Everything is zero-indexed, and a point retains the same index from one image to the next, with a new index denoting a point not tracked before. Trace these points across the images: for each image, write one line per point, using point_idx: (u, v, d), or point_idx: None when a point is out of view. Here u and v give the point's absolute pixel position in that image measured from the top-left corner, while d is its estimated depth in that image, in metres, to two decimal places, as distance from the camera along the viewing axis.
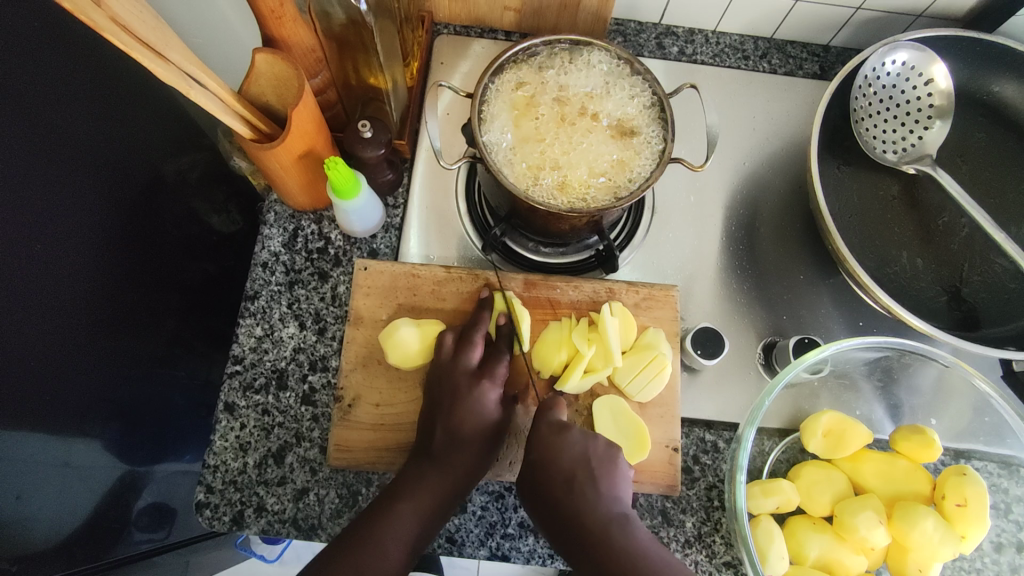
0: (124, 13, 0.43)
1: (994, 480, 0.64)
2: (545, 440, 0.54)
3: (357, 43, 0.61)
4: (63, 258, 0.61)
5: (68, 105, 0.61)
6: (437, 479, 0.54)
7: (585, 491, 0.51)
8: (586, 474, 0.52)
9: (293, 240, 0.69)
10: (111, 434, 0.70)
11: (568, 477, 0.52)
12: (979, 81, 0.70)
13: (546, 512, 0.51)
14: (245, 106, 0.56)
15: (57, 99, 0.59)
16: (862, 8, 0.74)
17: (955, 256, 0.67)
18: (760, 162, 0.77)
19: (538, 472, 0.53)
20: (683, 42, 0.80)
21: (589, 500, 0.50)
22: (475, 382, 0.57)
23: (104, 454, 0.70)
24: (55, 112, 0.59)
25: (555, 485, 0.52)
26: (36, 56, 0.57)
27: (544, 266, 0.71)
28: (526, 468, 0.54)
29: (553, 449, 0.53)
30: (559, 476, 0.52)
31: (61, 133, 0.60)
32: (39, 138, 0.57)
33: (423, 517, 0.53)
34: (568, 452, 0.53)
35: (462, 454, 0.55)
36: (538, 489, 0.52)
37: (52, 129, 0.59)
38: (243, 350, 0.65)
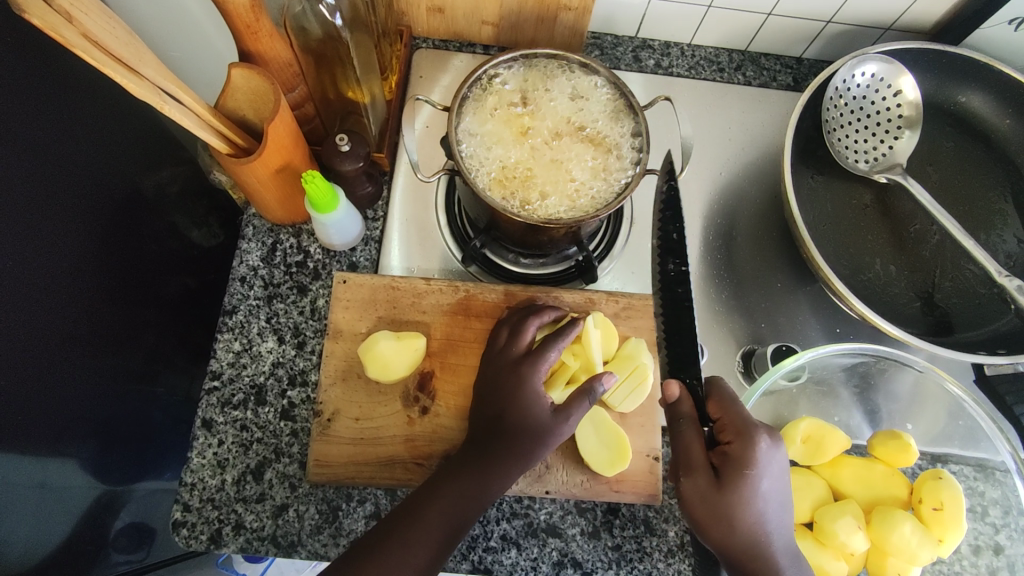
0: (95, 29, 0.43)
1: (971, 484, 0.64)
2: (766, 463, 0.50)
3: (333, 57, 0.62)
4: (35, 275, 0.60)
5: (40, 120, 0.60)
6: (469, 478, 0.54)
7: (778, 531, 0.50)
8: (785, 503, 0.51)
9: (272, 254, 0.69)
10: (88, 453, 0.69)
11: (772, 510, 0.50)
12: (946, 92, 0.72)
13: (730, 531, 0.50)
14: (221, 122, 0.56)
15: (28, 115, 0.59)
16: (832, 21, 0.76)
17: (927, 262, 0.68)
18: (737, 173, 0.78)
19: (747, 493, 0.50)
20: (659, 55, 0.81)
21: (780, 529, 0.51)
22: (521, 368, 0.57)
23: (81, 474, 0.69)
24: (27, 127, 0.58)
25: (757, 519, 0.50)
26: (7, 70, 0.56)
27: (524, 277, 0.71)
28: (726, 472, 0.50)
29: (766, 471, 0.50)
30: (764, 509, 0.50)
31: (34, 149, 0.60)
32: (10, 154, 0.57)
33: (455, 518, 0.52)
34: (777, 478, 0.51)
35: (503, 445, 0.55)
36: (736, 500, 0.49)
37: (24, 145, 0.58)
38: (221, 365, 0.64)
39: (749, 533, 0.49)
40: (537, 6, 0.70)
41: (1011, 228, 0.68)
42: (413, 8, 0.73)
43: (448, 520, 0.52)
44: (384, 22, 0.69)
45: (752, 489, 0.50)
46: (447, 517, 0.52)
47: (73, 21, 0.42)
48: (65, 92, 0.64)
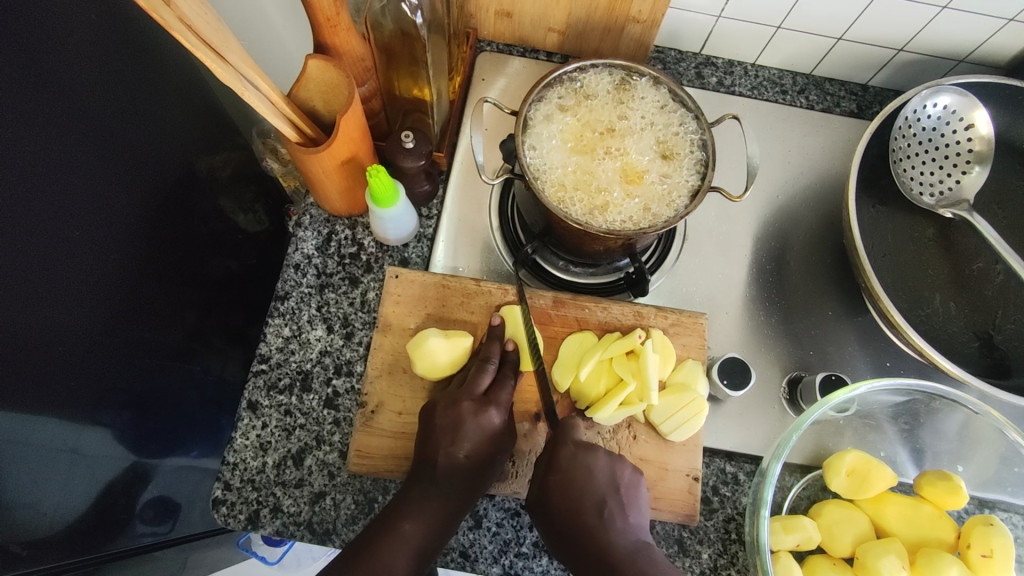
0: (191, 14, 0.45)
1: (1019, 534, 0.63)
2: (570, 466, 0.54)
3: (405, 54, 0.62)
4: (90, 246, 0.61)
5: (107, 97, 0.62)
6: (438, 501, 0.55)
7: (611, 520, 0.53)
8: (616, 502, 0.54)
9: (326, 244, 0.69)
10: (123, 425, 0.70)
11: (591, 509, 0.53)
12: (1020, 129, 0.70)
13: (562, 535, 0.54)
14: (292, 110, 0.56)
15: (95, 90, 0.60)
16: (903, 50, 0.75)
17: (988, 301, 0.66)
18: (793, 197, 0.77)
19: (562, 497, 0.54)
20: (722, 73, 0.80)
21: (614, 528, 0.53)
22: (480, 408, 0.58)
23: (116, 445, 0.70)
24: (94, 101, 0.60)
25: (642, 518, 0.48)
26: (83, 48, 0.58)
27: (573, 285, 0.70)
28: (547, 484, 0.55)
29: (581, 472, 0.54)
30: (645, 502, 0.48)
31: (101, 125, 0.62)
32: (77, 127, 0.58)
33: (438, 527, 0.55)
34: (594, 475, 0.54)
35: (464, 475, 0.56)
36: (555, 505, 0.54)
37: (90, 118, 0.60)
38: (270, 349, 0.65)
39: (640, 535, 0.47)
40: (606, 15, 0.71)
41: None
42: (482, 11, 0.74)
43: (422, 538, 0.54)
44: (455, 23, 0.70)
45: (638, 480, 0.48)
46: (444, 508, 0.55)
47: (172, 6, 0.43)
48: (130, 70, 0.66)
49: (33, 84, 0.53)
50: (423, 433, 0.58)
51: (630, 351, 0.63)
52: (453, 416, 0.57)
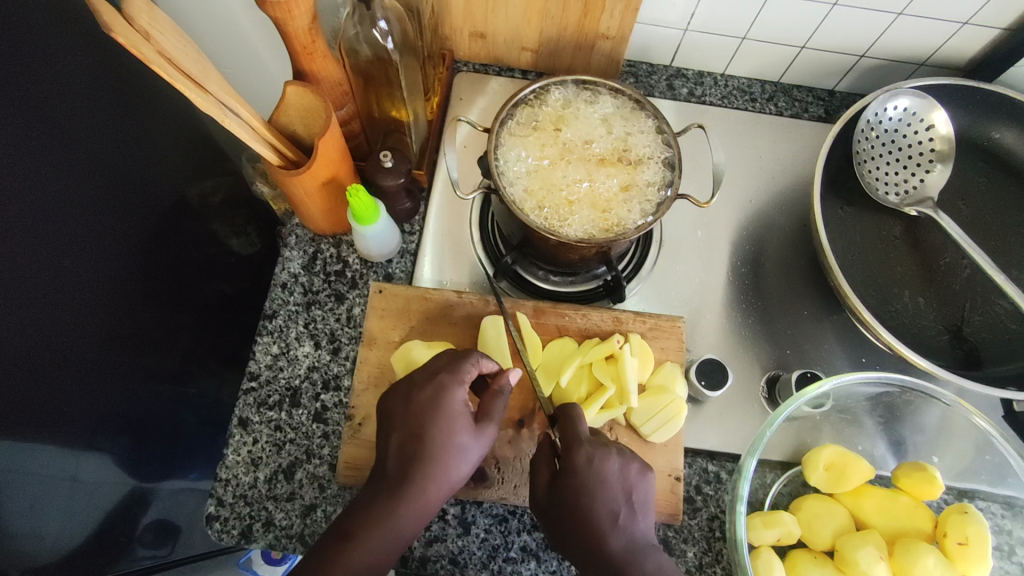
0: (170, 47, 0.47)
1: (998, 521, 0.64)
2: (595, 472, 0.56)
3: (381, 78, 0.65)
4: (84, 274, 0.63)
5: (94, 129, 0.64)
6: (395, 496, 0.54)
7: (623, 526, 0.56)
8: (626, 509, 0.56)
9: (312, 263, 0.71)
10: (122, 448, 0.72)
11: (610, 515, 0.56)
12: (979, 127, 0.72)
13: (575, 542, 0.55)
14: (274, 135, 0.59)
15: (84, 123, 0.63)
16: (865, 56, 0.77)
17: (956, 295, 0.68)
18: (765, 202, 0.79)
19: (582, 505, 0.55)
20: (692, 84, 0.83)
21: (623, 533, 0.55)
22: (439, 396, 0.56)
23: (115, 469, 0.71)
24: (83, 135, 0.62)
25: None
26: (69, 84, 0.61)
27: (554, 294, 0.72)
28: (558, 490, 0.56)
29: (598, 480, 0.56)
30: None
31: (90, 155, 0.64)
32: (66, 159, 0.60)
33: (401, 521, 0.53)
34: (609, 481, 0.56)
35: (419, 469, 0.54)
36: (570, 513, 0.56)
37: (81, 152, 0.62)
38: (259, 367, 0.67)
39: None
40: (576, 33, 0.74)
41: None
42: (456, 33, 0.77)
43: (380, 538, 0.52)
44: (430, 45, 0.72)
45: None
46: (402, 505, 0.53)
47: (152, 40, 0.46)
48: (118, 103, 0.68)
49: (24, 122, 0.55)
50: (382, 431, 0.57)
51: (608, 356, 0.65)
52: (412, 407, 0.56)
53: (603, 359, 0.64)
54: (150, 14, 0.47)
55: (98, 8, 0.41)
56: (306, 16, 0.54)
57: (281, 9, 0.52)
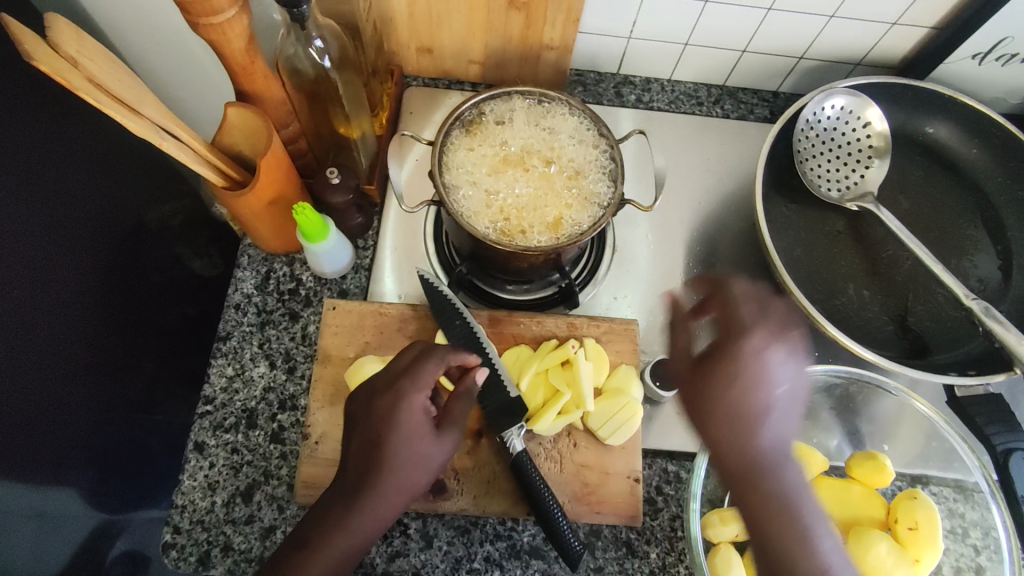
0: (100, 73, 0.47)
1: (950, 506, 0.65)
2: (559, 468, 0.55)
3: (325, 96, 0.66)
4: (37, 306, 0.62)
5: (40, 158, 0.63)
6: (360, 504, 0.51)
7: None
8: None
9: (265, 282, 0.71)
10: (87, 482, 0.69)
11: None
12: (914, 123, 0.75)
13: None
14: (217, 156, 0.58)
15: (27, 153, 0.61)
16: (804, 57, 0.79)
17: (900, 286, 0.69)
18: (716, 203, 0.81)
19: None
20: (640, 90, 0.85)
21: None
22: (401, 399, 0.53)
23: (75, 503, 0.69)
24: (27, 164, 0.61)
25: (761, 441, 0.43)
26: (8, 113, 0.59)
27: (509, 303, 0.72)
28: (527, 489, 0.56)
29: None
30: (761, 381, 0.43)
31: (36, 183, 0.62)
32: (11, 190, 0.59)
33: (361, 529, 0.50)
34: None
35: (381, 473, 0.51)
36: None
37: (25, 181, 0.61)
38: (214, 390, 0.67)
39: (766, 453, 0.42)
40: (521, 45, 0.75)
41: (981, 253, 0.70)
42: (403, 49, 0.77)
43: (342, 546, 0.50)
44: (375, 62, 0.73)
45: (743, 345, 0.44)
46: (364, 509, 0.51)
47: (80, 67, 0.46)
48: (68, 130, 0.67)
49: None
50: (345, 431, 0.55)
51: (564, 361, 0.65)
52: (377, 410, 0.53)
53: (558, 365, 0.65)
54: (77, 41, 0.46)
55: (19, 38, 0.40)
56: (242, 37, 0.54)
57: (216, 31, 0.51)
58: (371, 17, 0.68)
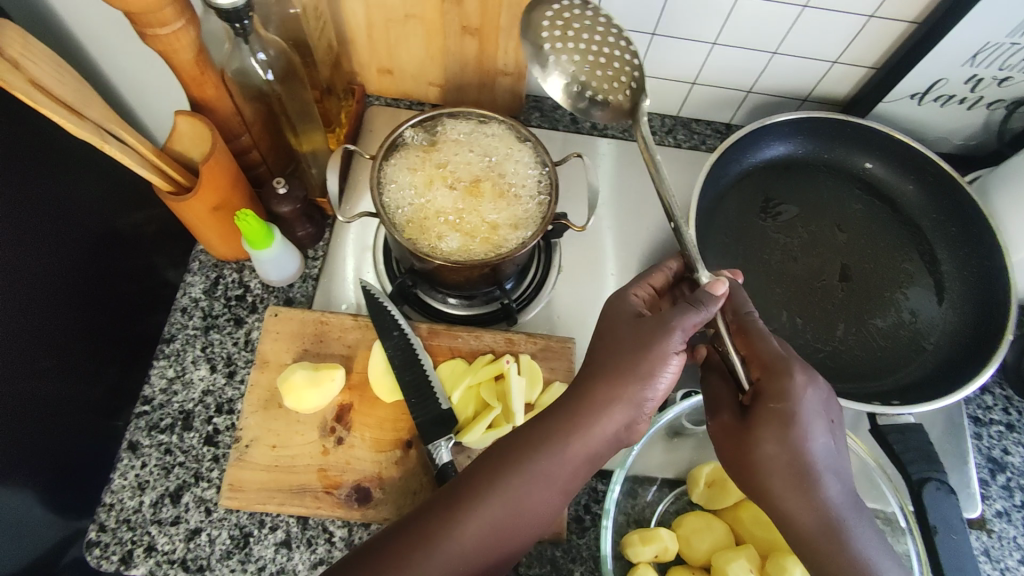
0: (43, 76, 0.50)
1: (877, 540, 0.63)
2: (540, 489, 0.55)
3: (279, 110, 0.68)
4: (19, 308, 0.61)
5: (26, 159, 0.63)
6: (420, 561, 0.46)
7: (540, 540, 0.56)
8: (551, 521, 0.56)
9: (213, 288, 0.73)
10: (45, 486, 0.67)
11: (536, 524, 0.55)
12: (854, 159, 0.78)
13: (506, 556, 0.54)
14: (167, 163, 0.60)
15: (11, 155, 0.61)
16: (752, 92, 0.82)
17: (833, 314, 0.71)
18: (665, 229, 0.81)
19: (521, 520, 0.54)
20: (595, 118, 0.87)
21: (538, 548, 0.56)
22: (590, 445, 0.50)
23: (41, 514, 0.67)
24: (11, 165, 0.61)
25: (832, 494, 0.48)
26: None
27: (451, 317, 0.74)
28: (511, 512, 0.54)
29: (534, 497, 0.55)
30: (824, 440, 0.49)
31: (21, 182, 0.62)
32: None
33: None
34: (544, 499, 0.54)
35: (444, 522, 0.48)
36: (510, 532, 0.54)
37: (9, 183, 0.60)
38: (154, 391, 0.68)
39: (814, 520, 0.47)
40: (477, 69, 0.77)
41: (915, 287, 0.72)
42: (364, 69, 0.80)
43: None
44: (331, 80, 0.76)
45: (785, 432, 0.49)
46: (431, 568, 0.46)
47: (23, 70, 0.49)
48: (51, 132, 0.67)
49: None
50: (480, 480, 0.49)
51: (498, 375, 0.66)
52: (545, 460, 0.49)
53: (490, 382, 0.66)
54: (22, 45, 0.49)
55: None
56: (189, 49, 0.56)
57: (162, 42, 0.54)
58: (327, 37, 0.71)
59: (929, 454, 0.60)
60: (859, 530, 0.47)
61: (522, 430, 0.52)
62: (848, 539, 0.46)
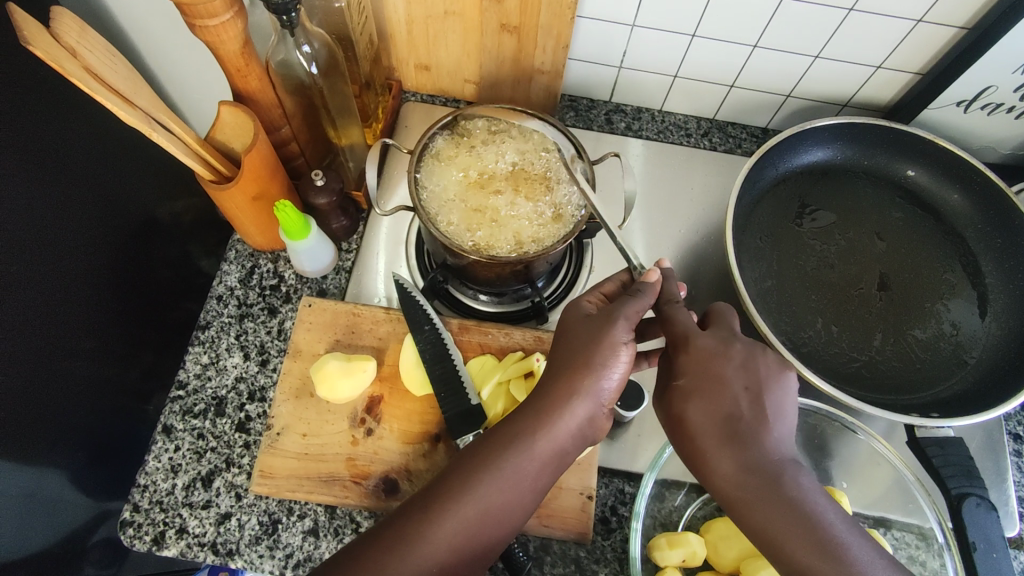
0: (97, 64, 0.51)
1: (911, 553, 0.62)
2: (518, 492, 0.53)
3: (319, 104, 0.69)
4: (59, 290, 0.63)
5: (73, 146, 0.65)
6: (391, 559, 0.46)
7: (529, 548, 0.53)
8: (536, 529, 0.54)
9: (249, 277, 0.74)
10: (78, 466, 0.69)
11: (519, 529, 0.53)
12: (896, 166, 0.77)
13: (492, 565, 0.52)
14: (209, 152, 0.61)
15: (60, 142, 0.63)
16: (791, 96, 0.81)
17: (870, 323, 0.69)
18: (698, 232, 0.81)
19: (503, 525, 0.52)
20: (631, 118, 0.87)
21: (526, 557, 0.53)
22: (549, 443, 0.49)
23: (68, 490, 0.68)
24: (59, 152, 0.63)
25: (757, 455, 0.44)
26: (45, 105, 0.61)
27: (481, 313, 0.74)
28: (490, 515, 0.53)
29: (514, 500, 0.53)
30: (738, 404, 0.46)
31: (68, 170, 0.64)
32: (44, 179, 0.61)
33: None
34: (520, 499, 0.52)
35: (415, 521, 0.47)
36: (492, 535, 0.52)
37: (55, 169, 0.62)
38: (188, 376, 0.69)
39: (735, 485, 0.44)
40: (514, 67, 0.77)
41: (956, 298, 0.70)
42: (402, 65, 0.81)
43: None
44: (371, 75, 0.77)
45: (700, 399, 0.47)
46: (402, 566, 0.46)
47: (78, 57, 0.50)
48: (98, 120, 0.68)
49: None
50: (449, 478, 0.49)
51: (528, 373, 0.65)
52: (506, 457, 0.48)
53: (520, 378, 0.65)
54: (78, 33, 0.50)
55: (19, 24, 0.44)
56: (236, 40, 0.57)
57: (210, 33, 0.55)
58: (368, 32, 0.72)
59: (969, 470, 0.59)
60: (791, 483, 0.43)
61: (492, 429, 0.51)
62: (777, 501, 0.42)
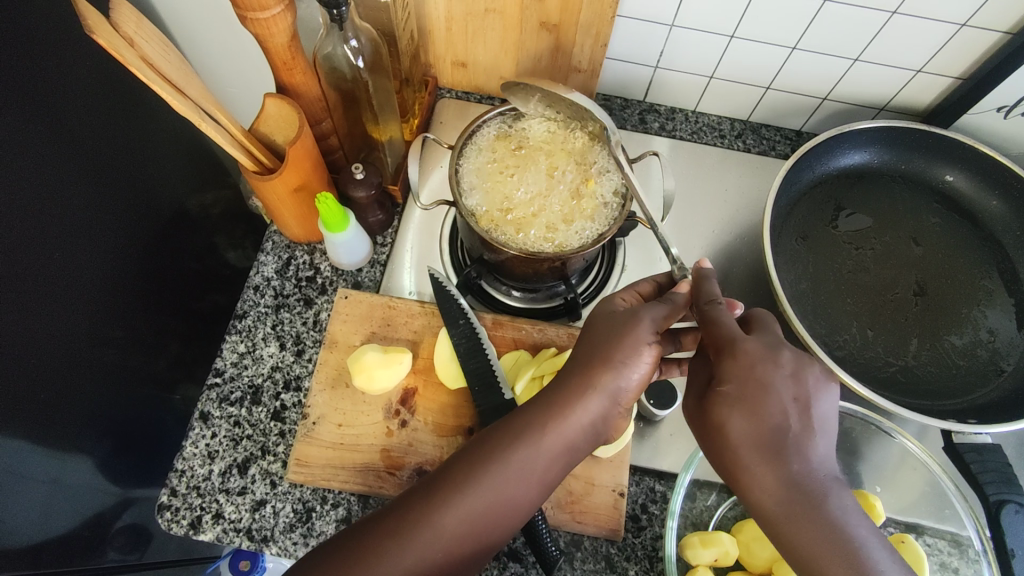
0: (152, 54, 0.52)
1: (944, 559, 0.62)
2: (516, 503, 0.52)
3: (360, 97, 0.70)
4: (96, 276, 0.64)
5: (112, 136, 0.66)
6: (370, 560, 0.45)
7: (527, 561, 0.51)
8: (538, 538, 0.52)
9: (285, 268, 0.75)
10: (105, 453, 0.70)
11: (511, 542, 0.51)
12: (934, 171, 0.77)
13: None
14: (253, 144, 0.62)
15: (100, 132, 0.64)
16: (828, 98, 0.81)
17: (906, 328, 0.69)
18: (731, 234, 0.81)
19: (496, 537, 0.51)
20: (664, 119, 0.87)
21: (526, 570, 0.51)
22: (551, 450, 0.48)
23: (98, 476, 0.69)
24: (99, 142, 0.64)
25: (807, 469, 0.41)
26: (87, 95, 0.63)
27: (514, 309, 0.75)
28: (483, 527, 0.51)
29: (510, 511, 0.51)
30: (786, 415, 0.42)
31: (106, 159, 0.65)
32: (87, 167, 0.62)
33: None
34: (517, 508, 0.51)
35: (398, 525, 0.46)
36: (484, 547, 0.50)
37: (96, 158, 0.64)
38: (225, 364, 0.70)
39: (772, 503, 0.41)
40: (551, 64, 0.78)
41: (994, 305, 0.70)
42: (439, 61, 0.81)
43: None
44: (410, 71, 0.77)
45: (743, 406, 0.43)
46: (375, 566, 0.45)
47: (136, 46, 0.51)
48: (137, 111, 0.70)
49: (37, 121, 0.55)
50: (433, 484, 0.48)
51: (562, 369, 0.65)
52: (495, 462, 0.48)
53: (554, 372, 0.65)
54: (136, 25, 0.51)
55: (84, 14, 0.45)
56: (285, 34, 0.57)
57: (260, 26, 0.55)
58: (409, 27, 0.72)
59: (1008, 477, 0.58)
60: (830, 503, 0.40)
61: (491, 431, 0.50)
62: (819, 517, 0.40)
